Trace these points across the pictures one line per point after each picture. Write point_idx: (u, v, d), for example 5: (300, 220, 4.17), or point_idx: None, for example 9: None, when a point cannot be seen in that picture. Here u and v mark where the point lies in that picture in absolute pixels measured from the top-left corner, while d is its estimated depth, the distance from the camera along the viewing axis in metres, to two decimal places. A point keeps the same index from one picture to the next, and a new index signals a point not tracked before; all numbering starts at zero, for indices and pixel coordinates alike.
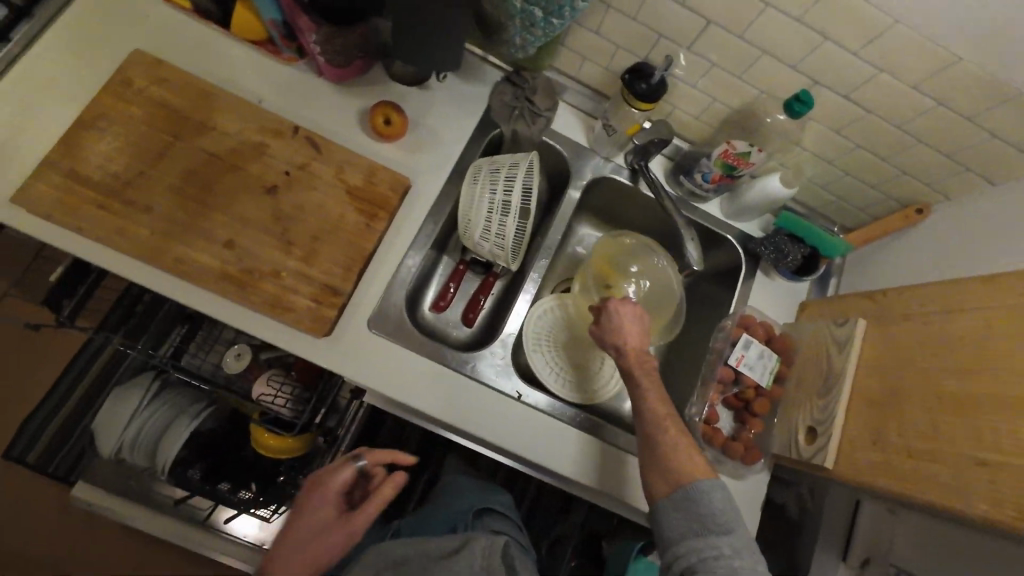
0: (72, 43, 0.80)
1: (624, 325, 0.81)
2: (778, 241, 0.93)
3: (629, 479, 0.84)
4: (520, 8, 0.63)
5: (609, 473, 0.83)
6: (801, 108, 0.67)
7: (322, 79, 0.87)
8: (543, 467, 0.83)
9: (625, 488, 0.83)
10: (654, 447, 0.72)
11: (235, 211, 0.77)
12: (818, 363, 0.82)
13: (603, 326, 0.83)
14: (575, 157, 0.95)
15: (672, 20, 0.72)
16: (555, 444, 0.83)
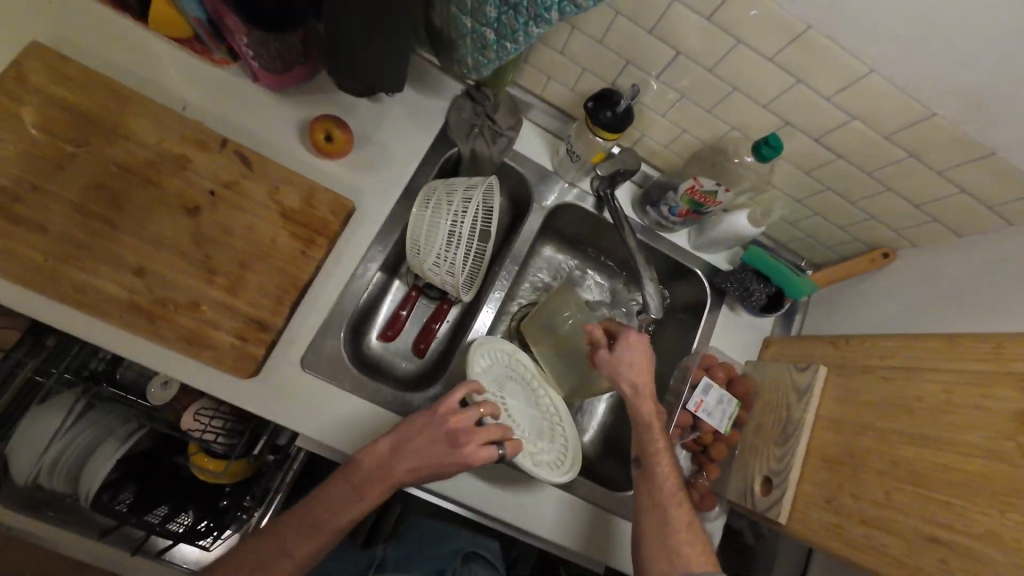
0: None
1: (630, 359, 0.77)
2: (744, 279, 0.89)
3: (609, 535, 0.80)
4: (471, 28, 0.58)
5: (587, 530, 0.79)
6: (768, 152, 0.64)
7: (257, 85, 0.78)
8: (519, 530, 0.77)
9: (606, 544, 0.79)
10: (660, 524, 0.71)
11: (149, 233, 0.68)
12: (777, 409, 0.80)
13: (610, 355, 0.78)
14: (538, 180, 0.89)
15: (641, 48, 0.66)
16: (531, 505, 0.77)
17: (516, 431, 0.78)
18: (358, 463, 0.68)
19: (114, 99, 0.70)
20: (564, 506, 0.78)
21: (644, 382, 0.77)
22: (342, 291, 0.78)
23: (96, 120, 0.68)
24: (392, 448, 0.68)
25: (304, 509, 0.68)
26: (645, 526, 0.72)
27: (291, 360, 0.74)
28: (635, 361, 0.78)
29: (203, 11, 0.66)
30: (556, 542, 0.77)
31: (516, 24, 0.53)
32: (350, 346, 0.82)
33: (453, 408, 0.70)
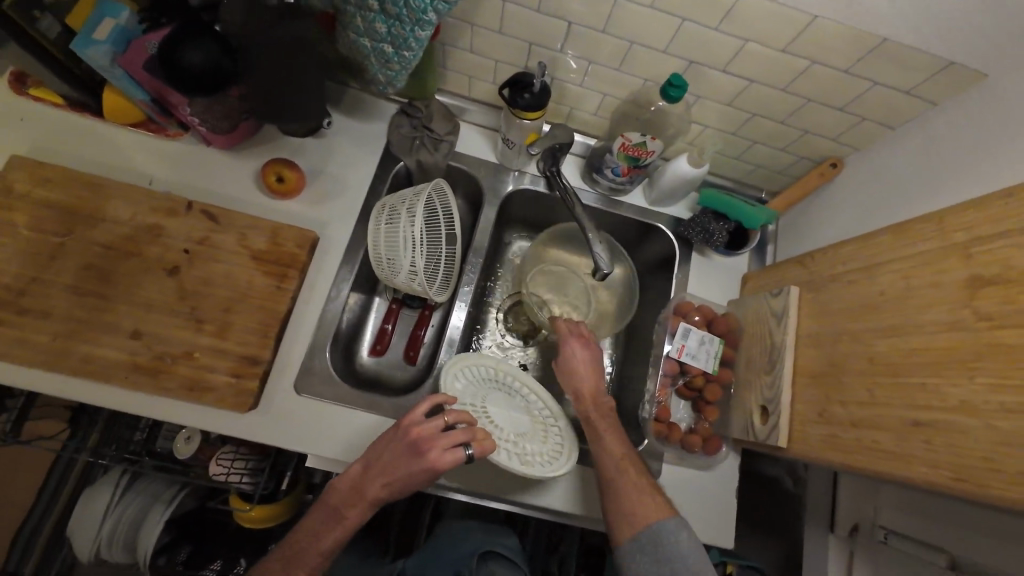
0: None
1: (582, 359, 0.82)
2: (704, 221, 0.90)
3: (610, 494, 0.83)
4: (370, 47, 0.63)
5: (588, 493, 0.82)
6: (676, 92, 0.66)
7: (212, 147, 0.85)
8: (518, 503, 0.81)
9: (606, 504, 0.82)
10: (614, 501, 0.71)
11: (139, 299, 0.75)
12: (761, 338, 0.80)
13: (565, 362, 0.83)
14: (487, 175, 0.93)
15: (537, 27, 0.70)
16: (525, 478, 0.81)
17: (500, 435, 0.78)
18: (348, 478, 0.73)
19: (87, 187, 0.77)
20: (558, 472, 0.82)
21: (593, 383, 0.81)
22: (323, 315, 0.83)
23: (76, 208, 0.76)
24: (364, 468, 0.72)
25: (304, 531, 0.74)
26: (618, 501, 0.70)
27: (288, 388, 0.79)
28: (585, 362, 0.83)
29: (148, 94, 0.74)
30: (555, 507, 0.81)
31: (405, 32, 0.58)
32: (343, 366, 0.87)
33: (416, 420, 0.72)
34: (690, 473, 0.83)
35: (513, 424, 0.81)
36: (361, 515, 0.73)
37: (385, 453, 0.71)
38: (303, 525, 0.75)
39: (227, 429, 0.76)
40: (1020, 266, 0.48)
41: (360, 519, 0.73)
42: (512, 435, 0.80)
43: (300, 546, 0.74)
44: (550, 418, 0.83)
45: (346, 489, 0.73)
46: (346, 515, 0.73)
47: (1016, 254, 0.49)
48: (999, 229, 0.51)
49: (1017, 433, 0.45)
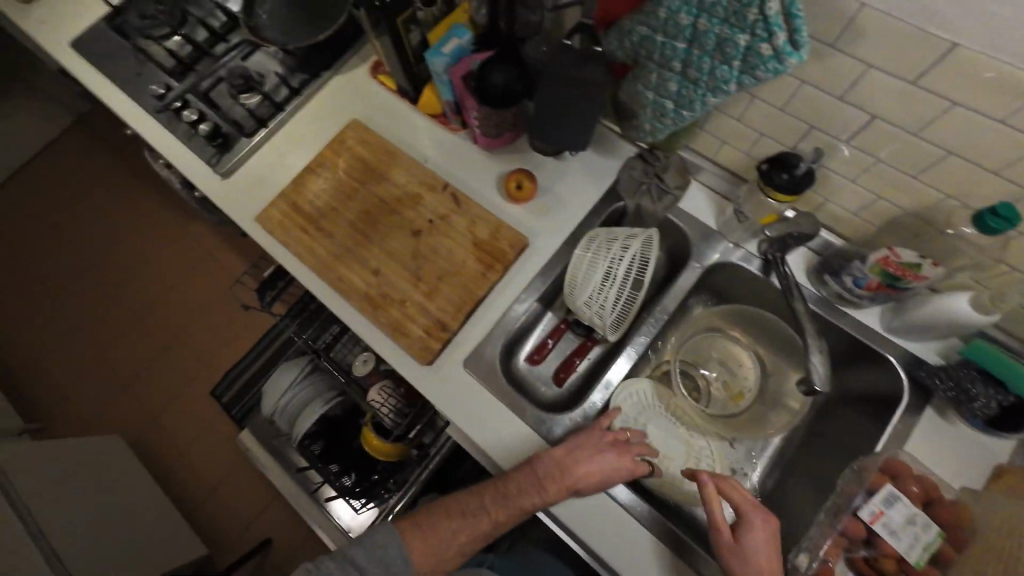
0: (321, 110, 1.05)
1: (758, 533, 0.70)
2: (960, 378, 0.72)
3: None
4: (652, 100, 0.67)
5: None
6: (995, 225, 0.55)
7: (476, 146, 1.02)
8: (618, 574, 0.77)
9: None
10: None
11: (388, 247, 0.94)
12: (1006, 557, 0.60)
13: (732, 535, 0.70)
14: (701, 238, 0.91)
15: (828, 115, 0.65)
16: (635, 553, 0.77)
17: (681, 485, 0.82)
18: (550, 460, 0.77)
19: (386, 154, 1.01)
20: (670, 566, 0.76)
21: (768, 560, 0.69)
22: (505, 311, 0.92)
23: (375, 167, 0.99)
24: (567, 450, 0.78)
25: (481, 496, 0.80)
26: None
27: (457, 360, 0.90)
28: (756, 527, 0.71)
29: (452, 96, 0.92)
30: None
31: (695, 95, 0.61)
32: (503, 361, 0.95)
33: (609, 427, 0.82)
34: None
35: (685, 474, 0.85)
36: (548, 500, 0.76)
37: (591, 444, 0.78)
38: (493, 487, 0.79)
39: (405, 371, 0.91)
40: None
41: (549, 501, 0.76)
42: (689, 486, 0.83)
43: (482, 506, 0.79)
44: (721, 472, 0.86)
45: (545, 470, 0.76)
46: (536, 491, 0.76)
47: None
48: None
49: None
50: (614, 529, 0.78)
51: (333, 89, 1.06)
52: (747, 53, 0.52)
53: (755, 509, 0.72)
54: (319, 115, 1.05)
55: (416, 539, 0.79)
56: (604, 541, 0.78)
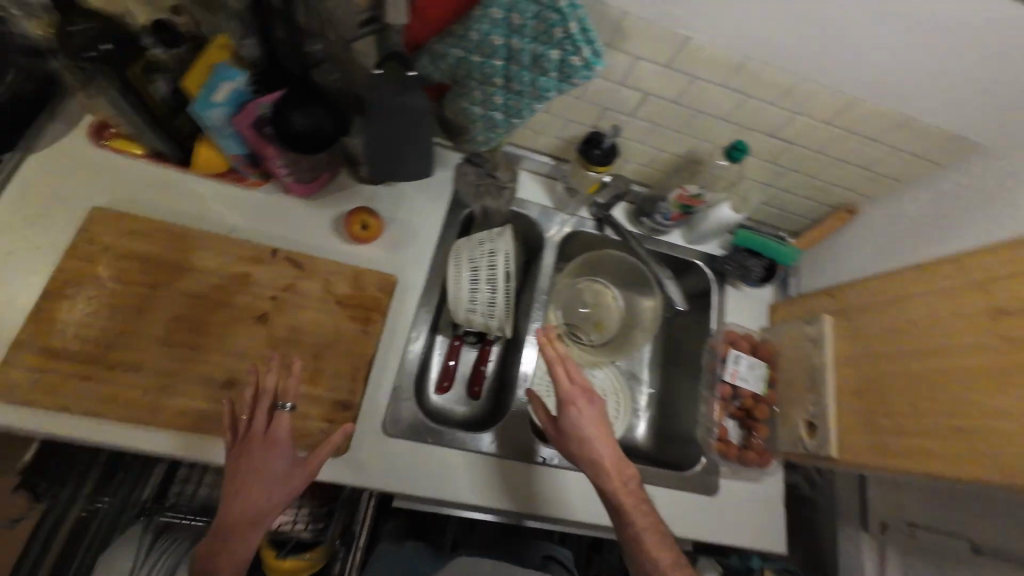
0: (35, 210, 0.75)
1: (583, 418, 0.72)
2: (739, 259, 1.03)
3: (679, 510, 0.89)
4: (481, 114, 0.69)
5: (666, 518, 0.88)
6: (739, 155, 0.78)
7: (289, 196, 0.87)
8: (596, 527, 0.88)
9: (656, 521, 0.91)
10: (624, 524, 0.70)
11: (230, 347, 0.75)
12: (800, 362, 0.91)
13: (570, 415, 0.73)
14: (545, 218, 1.01)
15: (612, 97, 0.79)
16: (604, 502, 0.88)
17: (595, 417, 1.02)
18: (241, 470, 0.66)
19: (170, 237, 0.77)
20: None
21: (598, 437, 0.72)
22: (403, 356, 0.86)
23: (160, 260, 0.76)
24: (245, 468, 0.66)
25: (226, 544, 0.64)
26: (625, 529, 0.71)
27: (376, 429, 0.82)
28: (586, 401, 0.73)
29: (242, 148, 0.75)
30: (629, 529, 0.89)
31: (521, 105, 0.66)
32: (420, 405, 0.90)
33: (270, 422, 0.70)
34: (744, 486, 0.92)
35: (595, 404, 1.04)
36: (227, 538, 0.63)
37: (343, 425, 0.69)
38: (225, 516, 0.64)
39: None
40: None
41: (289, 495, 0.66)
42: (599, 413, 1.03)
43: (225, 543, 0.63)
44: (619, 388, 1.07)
45: (275, 476, 0.66)
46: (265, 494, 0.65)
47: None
48: (1016, 272, 0.64)
49: None
50: (574, 494, 0.87)
51: (43, 174, 0.77)
52: (561, 66, 0.59)
53: (581, 394, 0.73)
54: (34, 218, 0.75)
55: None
56: (572, 509, 0.86)
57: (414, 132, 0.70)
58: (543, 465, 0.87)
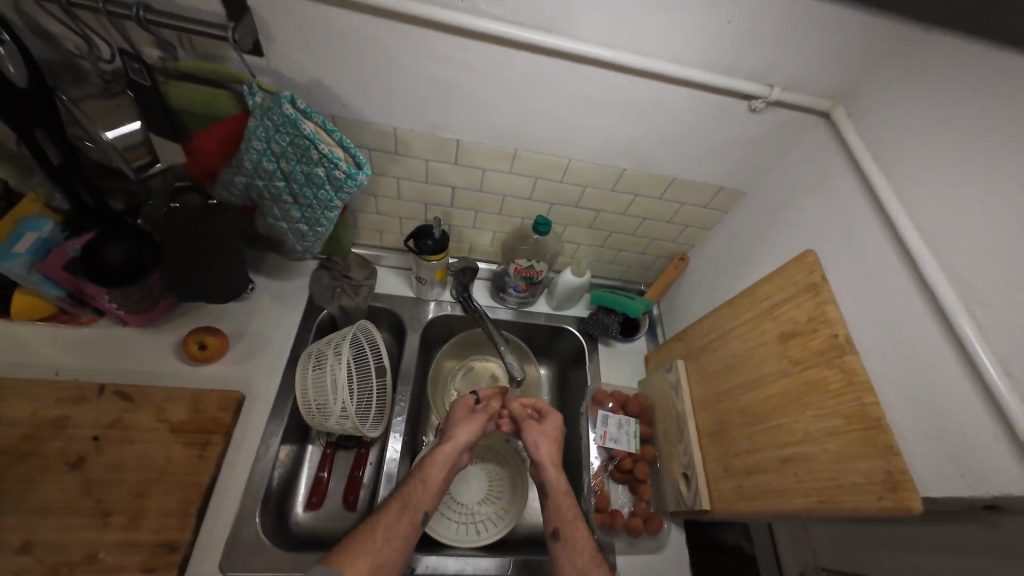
0: None
1: (546, 431, 0.87)
2: (599, 319, 1.04)
3: None
4: (288, 227, 0.75)
5: None
6: (544, 229, 0.84)
7: (128, 327, 0.87)
8: None
9: None
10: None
11: (35, 502, 0.69)
12: (668, 409, 0.90)
13: (534, 425, 0.88)
14: (407, 307, 1.05)
15: (428, 193, 0.87)
16: None
17: (481, 510, 0.96)
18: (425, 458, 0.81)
19: None
20: None
21: (550, 451, 0.85)
22: (249, 475, 0.81)
23: None
24: (451, 457, 0.82)
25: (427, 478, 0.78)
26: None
27: (212, 571, 0.73)
28: (552, 433, 0.87)
29: (63, 290, 0.77)
30: None
31: (316, 214, 0.71)
32: (274, 531, 0.82)
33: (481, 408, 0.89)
34: (641, 560, 0.85)
35: (480, 494, 0.98)
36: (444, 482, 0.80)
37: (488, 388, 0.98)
38: (401, 490, 0.76)
39: None
40: (804, 320, 0.65)
41: (475, 435, 0.85)
42: (483, 506, 0.97)
43: (393, 515, 0.72)
44: (509, 470, 1.02)
45: (475, 422, 0.86)
46: (468, 427, 0.85)
47: (796, 313, 0.67)
48: (785, 296, 0.69)
49: (839, 451, 0.57)
50: None
51: None
52: (331, 179, 0.65)
53: (546, 409, 0.91)
54: None
55: (359, 558, 0.66)
56: None
57: (210, 256, 0.74)
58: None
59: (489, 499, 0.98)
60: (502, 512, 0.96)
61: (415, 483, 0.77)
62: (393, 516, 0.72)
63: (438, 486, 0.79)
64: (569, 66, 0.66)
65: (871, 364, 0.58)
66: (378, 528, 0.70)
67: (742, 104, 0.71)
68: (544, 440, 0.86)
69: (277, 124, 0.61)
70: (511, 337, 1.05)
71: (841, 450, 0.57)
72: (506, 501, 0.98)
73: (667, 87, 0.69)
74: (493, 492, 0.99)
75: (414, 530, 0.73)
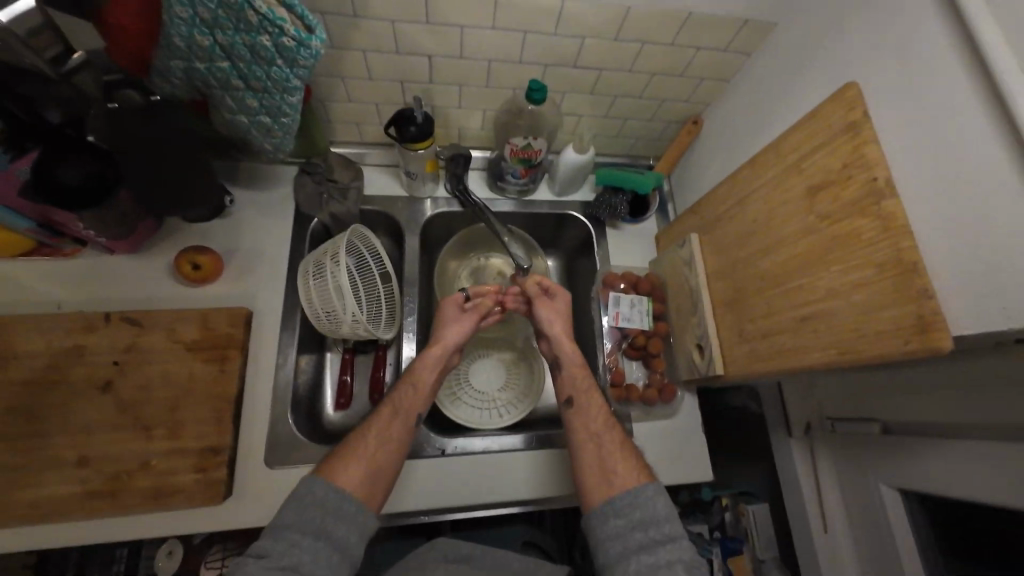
0: None
1: (555, 309, 0.88)
2: (606, 200, 0.97)
3: None
4: (248, 121, 0.66)
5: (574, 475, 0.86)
6: (538, 96, 0.73)
7: (116, 254, 0.83)
8: (509, 502, 0.84)
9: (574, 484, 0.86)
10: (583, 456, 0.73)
11: (77, 424, 0.72)
12: (681, 285, 0.88)
13: (547, 303, 0.88)
14: (401, 208, 0.98)
15: (401, 68, 0.75)
16: (511, 475, 0.84)
17: (499, 397, 1.00)
18: (415, 363, 0.82)
19: None
20: (540, 458, 0.86)
21: (563, 327, 0.86)
22: (274, 384, 0.83)
23: None
24: (437, 361, 0.82)
25: (415, 382, 0.79)
26: (581, 456, 0.72)
27: (259, 467, 0.79)
28: (561, 310, 0.88)
29: (29, 219, 0.73)
30: (544, 498, 0.85)
31: (276, 100, 0.62)
32: (309, 431, 0.87)
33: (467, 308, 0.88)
34: (656, 425, 0.90)
35: (495, 384, 1.02)
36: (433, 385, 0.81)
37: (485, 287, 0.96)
38: (390, 395, 0.77)
39: (193, 529, 0.75)
40: (837, 168, 0.58)
41: (465, 334, 0.86)
42: (500, 393, 1.01)
43: (384, 419, 0.74)
44: (522, 360, 1.05)
45: (464, 323, 0.86)
46: (458, 326, 0.86)
47: (828, 161, 0.59)
48: (816, 144, 0.61)
49: (866, 302, 0.54)
50: (479, 477, 0.84)
51: None
52: (280, 51, 0.55)
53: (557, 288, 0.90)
54: None
55: (352, 465, 0.67)
56: (478, 492, 0.83)
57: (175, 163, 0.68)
58: (441, 455, 0.84)
59: (505, 387, 1.02)
60: (518, 396, 1.00)
61: (401, 390, 0.78)
62: (384, 419, 0.73)
63: (425, 390, 0.79)
64: None
65: (912, 208, 0.53)
66: (370, 435, 0.71)
67: None
68: (555, 316, 0.87)
69: None
70: (515, 229, 1.00)
71: (869, 299, 0.54)
72: (521, 387, 1.02)
73: None
74: (508, 380, 1.03)
75: (406, 430, 0.74)
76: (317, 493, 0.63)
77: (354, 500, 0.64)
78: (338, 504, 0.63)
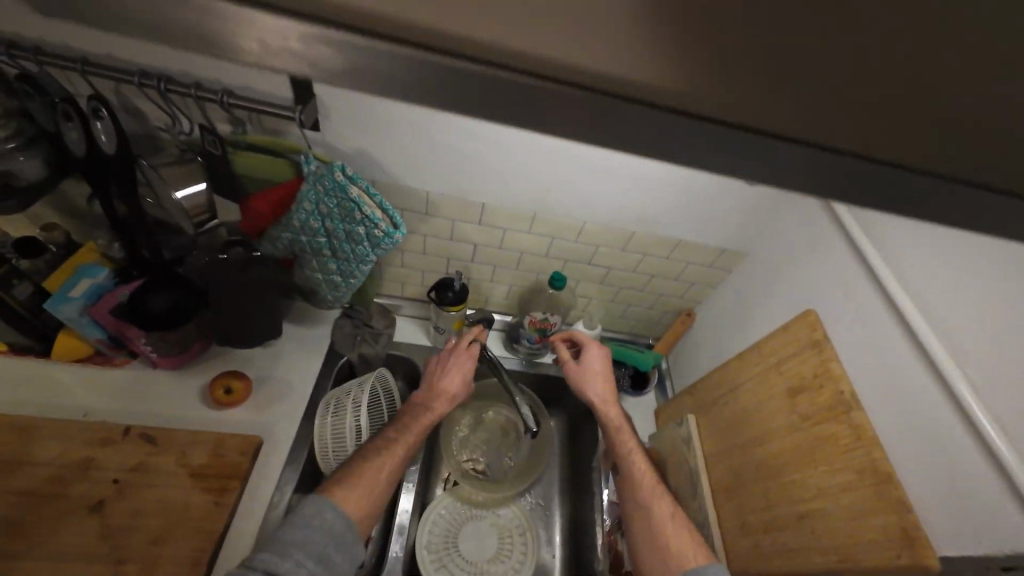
0: None
1: (595, 358, 0.92)
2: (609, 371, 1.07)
3: None
4: (323, 278, 0.80)
5: None
6: (559, 284, 0.90)
7: (159, 369, 0.90)
8: None
9: None
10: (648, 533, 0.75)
11: (50, 548, 0.69)
12: (681, 464, 0.90)
13: (574, 362, 0.91)
14: (424, 356, 1.08)
15: (451, 250, 0.94)
16: None
17: (488, 571, 0.94)
18: (409, 403, 0.89)
19: (13, 431, 0.77)
20: None
21: (601, 375, 0.91)
22: (262, 526, 0.80)
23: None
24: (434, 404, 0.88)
25: (409, 418, 0.84)
26: (642, 543, 0.75)
27: None
28: (600, 367, 0.91)
29: (106, 333, 0.82)
30: None
31: (352, 267, 0.77)
32: None
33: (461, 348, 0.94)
34: None
35: (486, 553, 0.96)
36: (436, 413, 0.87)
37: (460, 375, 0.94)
38: (384, 436, 0.80)
39: None
40: (811, 376, 0.68)
41: (465, 376, 0.92)
42: (489, 566, 0.94)
43: (384, 457, 0.78)
44: (517, 527, 1.00)
45: (457, 374, 0.92)
46: (457, 370, 0.91)
47: (802, 369, 0.70)
48: (791, 353, 0.73)
49: (854, 507, 0.58)
50: None
51: None
52: (370, 237, 0.72)
53: (592, 342, 0.93)
54: None
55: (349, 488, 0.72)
56: None
57: (249, 305, 0.79)
58: None
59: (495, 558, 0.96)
60: (507, 572, 0.94)
61: (410, 432, 0.83)
62: (398, 455, 0.78)
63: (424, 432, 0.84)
64: (586, 144, 0.75)
65: (877, 420, 0.61)
66: (365, 478, 0.74)
67: (741, 177, 0.79)
68: (593, 370, 0.91)
69: (328, 188, 0.69)
70: (525, 388, 1.07)
71: (858, 506, 0.58)
72: (511, 560, 0.96)
73: (672, 163, 0.78)
74: (499, 550, 0.97)
75: (396, 468, 0.78)
76: (318, 518, 0.67)
77: (354, 529, 0.69)
78: (339, 533, 0.67)
